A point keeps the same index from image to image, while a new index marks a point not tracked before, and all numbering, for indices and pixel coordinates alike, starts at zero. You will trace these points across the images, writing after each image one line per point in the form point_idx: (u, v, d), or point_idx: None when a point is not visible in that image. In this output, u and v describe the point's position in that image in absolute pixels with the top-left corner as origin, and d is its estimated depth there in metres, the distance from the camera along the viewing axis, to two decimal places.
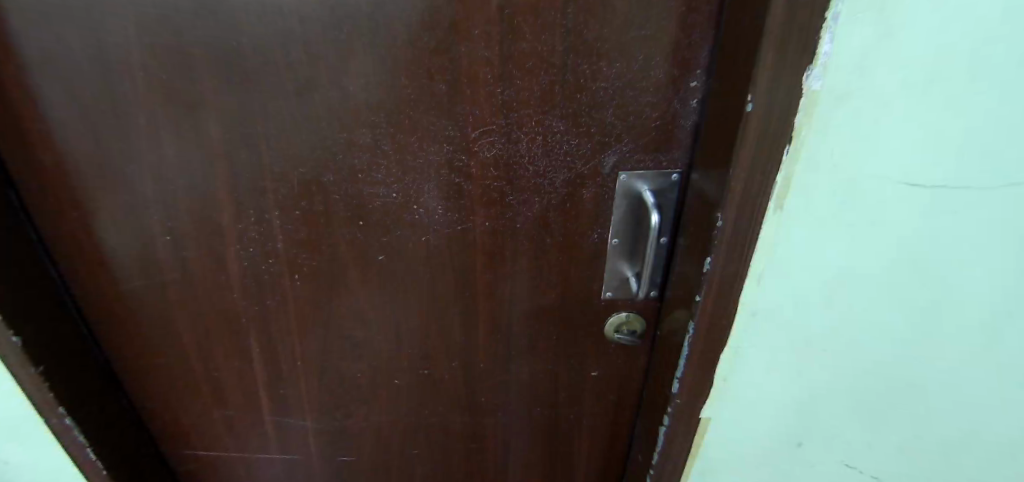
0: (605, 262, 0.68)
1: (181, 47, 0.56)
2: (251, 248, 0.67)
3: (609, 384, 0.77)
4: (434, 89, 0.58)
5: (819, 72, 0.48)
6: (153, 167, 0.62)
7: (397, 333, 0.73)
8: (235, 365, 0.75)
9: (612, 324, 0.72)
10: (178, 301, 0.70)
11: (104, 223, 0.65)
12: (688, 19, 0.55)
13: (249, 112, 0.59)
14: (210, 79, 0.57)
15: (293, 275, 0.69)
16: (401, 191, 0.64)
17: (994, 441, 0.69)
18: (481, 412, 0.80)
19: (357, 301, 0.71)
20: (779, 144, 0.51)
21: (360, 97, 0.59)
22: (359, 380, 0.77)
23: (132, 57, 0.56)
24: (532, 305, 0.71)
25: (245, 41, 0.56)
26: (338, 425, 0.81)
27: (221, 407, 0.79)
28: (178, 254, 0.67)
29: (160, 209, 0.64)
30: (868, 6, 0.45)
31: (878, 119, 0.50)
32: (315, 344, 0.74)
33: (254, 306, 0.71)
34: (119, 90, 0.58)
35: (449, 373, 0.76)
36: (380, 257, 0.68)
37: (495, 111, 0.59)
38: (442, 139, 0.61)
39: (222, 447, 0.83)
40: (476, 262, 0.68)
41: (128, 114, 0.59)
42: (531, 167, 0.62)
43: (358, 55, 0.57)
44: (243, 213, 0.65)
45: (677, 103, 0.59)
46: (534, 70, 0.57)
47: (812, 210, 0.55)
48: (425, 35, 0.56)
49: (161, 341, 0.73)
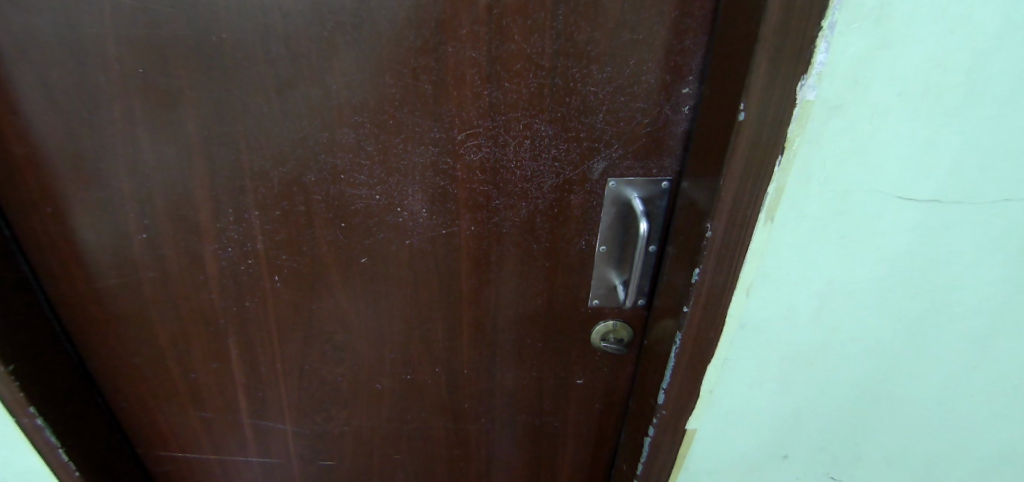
0: (592, 269, 0.67)
1: (160, 39, 0.54)
2: (230, 248, 0.65)
3: (595, 393, 0.76)
4: (420, 89, 0.57)
5: (814, 82, 0.47)
6: (130, 164, 0.60)
7: (380, 337, 0.72)
8: (213, 366, 0.73)
9: (598, 332, 0.70)
10: (155, 300, 0.69)
11: (78, 219, 0.63)
12: (681, 24, 0.53)
13: (229, 109, 0.57)
14: (189, 73, 0.56)
15: (272, 276, 0.67)
16: (384, 193, 0.62)
17: (980, 455, 0.69)
18: (464, 418, 0.78)
19: (339, 304, 0.69)
20: (771, 154, 0.50)
21: (343, 95, 0.57)
22: (339, 384, 0.75)
23: (108, 49, 0.54)
24: (517, 312, 0.69)
25: (226, 37, 0.54)
26: (318, 429, 0.79)
27: (198, 409, 0.77)
28: (154, 252, 0.65)
29: (136, 206, 0.62)
30: (864, 16, 0.44)
31: (874, 131, 0.49)
32: (296, 347, 0.72)
33: (233, 306, 0.69)
34: (94, 82, 0.56)
35: (431, 379, 0.75)
36: (362, 259, 0.66)
37: (482, 113, 0.58)
38: (427, 141, 0.59)
39: (199, 449, 0.81)
40: (461, 267, 0.66)
41: (103, 108, 0.57)
42: (519, 171, 0.61)
43: (341, 53, 0.55)
44: (222, 212, 0.63)
45: (668, 109, 0.58)
46: (523, 72, 0.56)
47: (805, 222, 0.54)
48: (411, 34, 0.54)
49: (137, 341, 0.71)
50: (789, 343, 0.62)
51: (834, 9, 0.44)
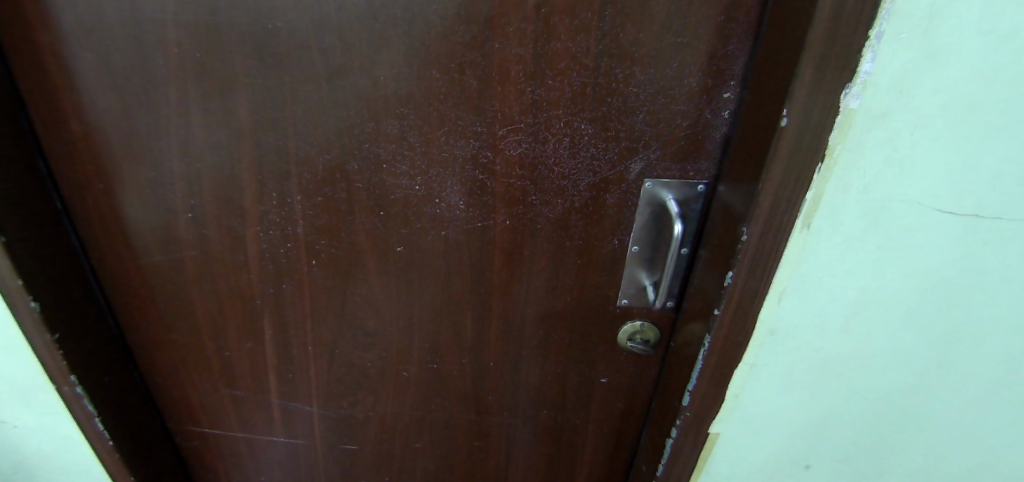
0: (624, 268, 0.67)
1: (218, 26, 0.56)
2: (270, 231, 0.67)
3: (618, 393, 0.77)
4: (465, 83, 0.58)
5: (858, 91, 0.47)
6: (181, 145, 0.62)
7: (409, 325, 0.73)
8: (246, 345, 0.75)
9: (625, 332, 0.71)
10: (195, 278, 0.71)
11: (128, 196, 0.66)
12: (725, 29, 0.54)
13: (279, 96, 0.59)
14: (244, 59, 0.58)
15: (310, 260, 0.69)
16: (424, 184, 0.64)
17: (1006, 475, 0.68)
18: (487, 411, 0.79)
19: (372, 291, 0.71)
20: (812, 161, 0.50)
21: (390, 86, 0.58)
22: (367, 369, 0.77)
23: (168, 34, 0.57)
24: (546, 307, 0.70)
25: (281, 26, 0.56)
26: (343, 413, 0.80)
27: (229, 387, 0.79)
28: (199, 232, 0.68)
29: (184, 186, 0.65)
30: (911, 27, 0.45)
31: (916, 142, 0.50)
32: (327, 331, 0.74)
33: (270, 288, 0.71)
34: (153, 65, 0.58)
35: (457, 369, 0.76)
36: (398, 248, 0.68)
37: (523, 109, 0.59)
38: (468, 135, 0.61)
39: (227, 426, 0.83)
40: (494, 260, 0.68)
41: (160, 90, 0.59)
42: (556, 168, 0.62)
43: (391, 45, 0.57)
44: (266, 195, 0.65)
45: (709, 113, 0.58)
46: (567, 70, 0.57)
47: (841, 230, 0.54)
48: (459, 29, 0.56)
49: (175, 317, 0.74)
50: (818, 352, 0.61)
51: (882, 18, 0.44)
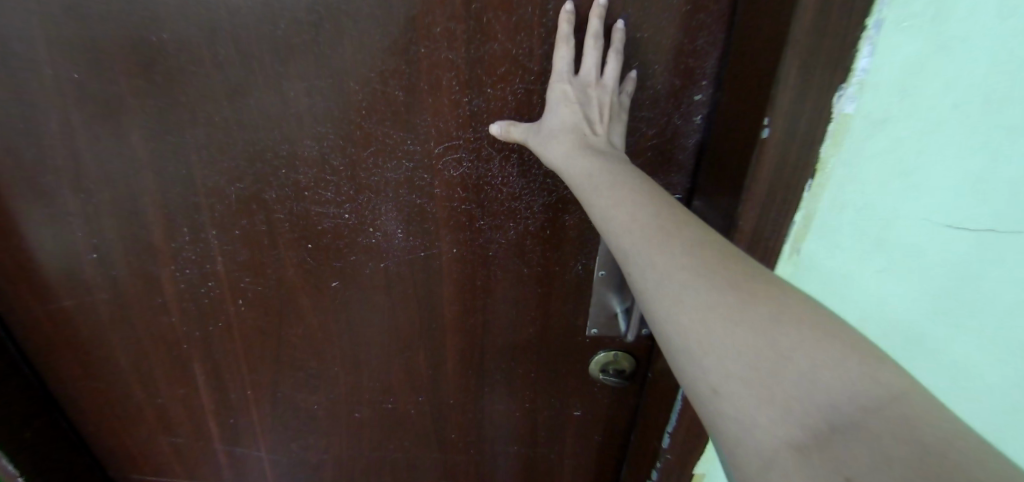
0: (590, 293, 0.59)
1: (92, 41, 0.47)
2: (188, 270, 0.59)
3: (593, 426, 0.70)
4: (389, 96, 0.49)
5: (853, 92, 0.39)
6: (72, 178, 0.54)
7: (357, 364, 0.65)
8: (180, 391, 0.68)
9: (597, 362, 0.63)
10: (111, 323, 0.63)
11: (22, 237, 0.57)
12: (693, 20, 0.45)
13: (176, 120, 0.50)
14: (128, 78, 0.48)
15: (237, 300, 0.61)
16: (354, 211, 0.55)
17: None
18: (453, 448, 0.72)
19: (311, 330, 0.63)
20: (800, 177, 0.43)
21: (302, 104, 0.49)
22: (315, 412, 0.69)
23: (38, 52, 0.47)
24: (508, 339, 0.63)
25: (167, 38, 0.46)
26: (295, 457, 0.74)
27: (168, 435, 0.72)
28: (108, 273, 0.60)
29: (83, 223, 0.56)
30: (916, 11, 0.36)
31: (924, 153, 0.40)
32: (267, 374, 0.66)
33: (197, 332, 0.63)
34: (22, 90, 0.49)
35: (415, 408, 0.69)
36: (334, 283, 0.60)
37: (461, 123, 0.50)
38: (401, 154, 0.52)
39: (172, 473, 0.76)
40: (444, 293, 0.60)
41: (37, 118, 0.50)
42: (505, 188, 0.53)
43: (298, 56, 0.47)
44: (178, 231, 0.57)
45: (677, 118, 0.50)
46: (508, 77, 0.48)
47: (837, 255, 0.46)
48: (378, 33, 0.46)
49: (97, 364, 0.66)
50: None
51: (881, 3, 0.36)
